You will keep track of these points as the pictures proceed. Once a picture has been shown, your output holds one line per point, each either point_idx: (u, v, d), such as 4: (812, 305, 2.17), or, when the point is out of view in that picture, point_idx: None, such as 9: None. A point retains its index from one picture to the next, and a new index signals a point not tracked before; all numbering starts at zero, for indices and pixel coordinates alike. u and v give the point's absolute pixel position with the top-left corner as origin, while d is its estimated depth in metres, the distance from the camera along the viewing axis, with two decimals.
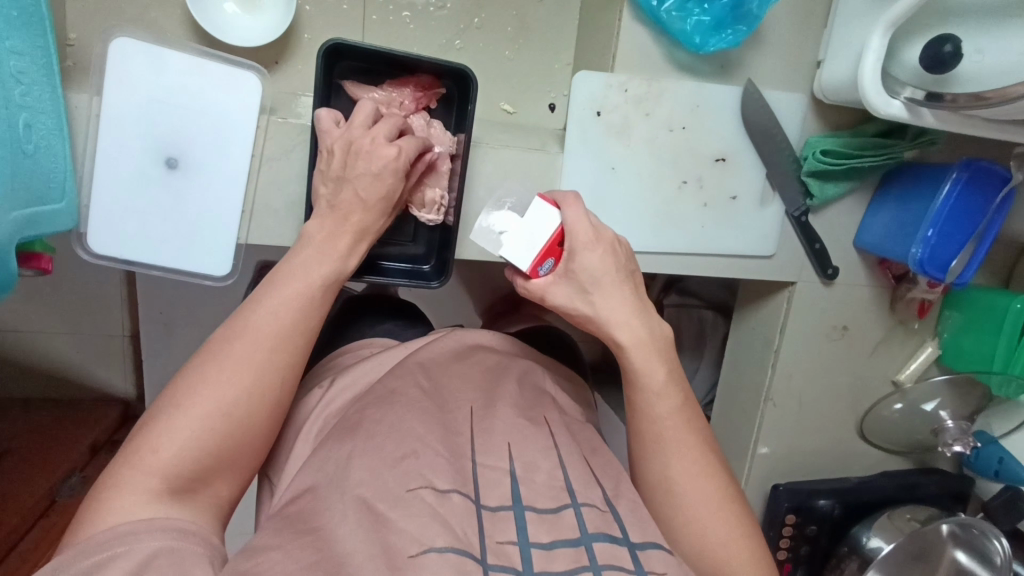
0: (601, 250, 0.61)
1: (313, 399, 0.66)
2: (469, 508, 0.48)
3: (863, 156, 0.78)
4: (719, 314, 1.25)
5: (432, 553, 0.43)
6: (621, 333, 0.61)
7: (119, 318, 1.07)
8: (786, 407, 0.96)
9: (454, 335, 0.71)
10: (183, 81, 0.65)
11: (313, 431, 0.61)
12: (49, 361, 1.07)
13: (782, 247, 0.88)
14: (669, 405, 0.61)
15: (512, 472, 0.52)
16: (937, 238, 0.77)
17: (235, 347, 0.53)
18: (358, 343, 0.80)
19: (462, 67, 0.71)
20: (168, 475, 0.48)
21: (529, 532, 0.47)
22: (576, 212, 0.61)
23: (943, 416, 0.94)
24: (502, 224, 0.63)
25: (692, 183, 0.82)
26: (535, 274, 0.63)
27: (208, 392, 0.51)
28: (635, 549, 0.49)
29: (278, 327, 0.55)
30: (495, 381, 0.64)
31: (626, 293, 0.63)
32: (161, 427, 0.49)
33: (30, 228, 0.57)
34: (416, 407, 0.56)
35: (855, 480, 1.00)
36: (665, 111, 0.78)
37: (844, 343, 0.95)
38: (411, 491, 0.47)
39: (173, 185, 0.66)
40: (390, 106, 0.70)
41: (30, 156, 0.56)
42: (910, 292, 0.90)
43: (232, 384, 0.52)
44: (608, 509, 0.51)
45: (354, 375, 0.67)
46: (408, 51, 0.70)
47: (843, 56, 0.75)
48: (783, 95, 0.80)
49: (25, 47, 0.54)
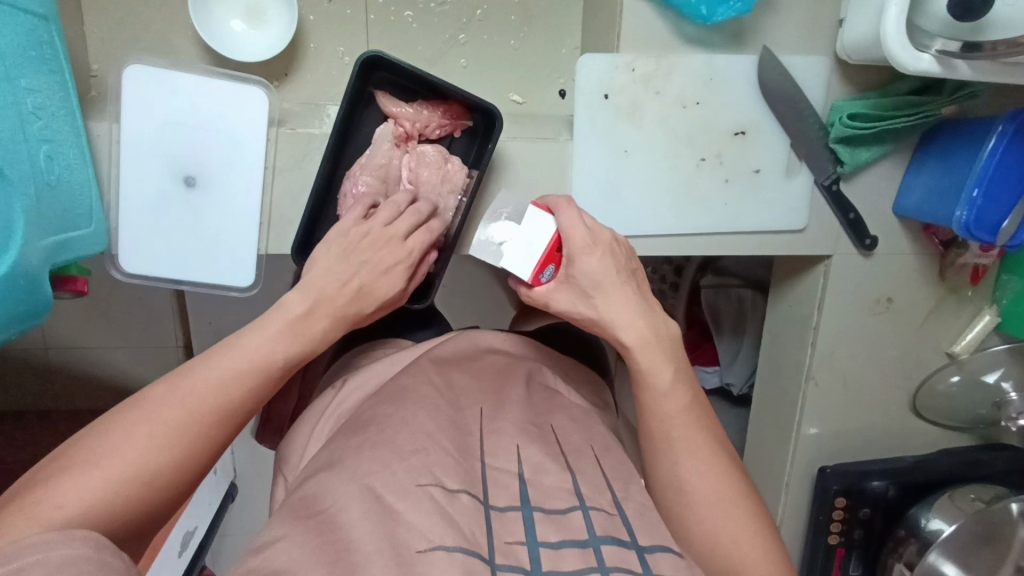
0: (598, 253, 0.62)
1: (326, 399, 0.72)
2: (477, 508, 0.50)
3: (896, 117, 0.73)
4: (757, 292, 1.20)
5: (440, 552, 0.46)
6: (627, 334, 0.61)
7: (171, 330, 1.16)
8: (830, 387, 0.92)
9: (468, 336, 0.76)
10: (193, 101, 0.67)
11: (324, 431, 0.66)
12: (112, 372, 1.17)
13: (814, 220, 0.83)
14: (673, 402, 0.59)
15: (520, 474, 0.54)
16: (984, 198, 0.72)
17: (169, 409, 0.51)
18: (374, 343, 0.82)
19: (489, 106, 0.71)
20: (71, 524, 0.46)
21: (538, 532, 0.50)
22: (570, 215, 0.61)
23: (1005, 387, 0.91)
24: (500, 235, 0.64)
25: (711, 159, 0.78)
26: (535, 282, 0.64)
27: (135, 452, 0.49)
28: (643, 551, 0.50)
29: (224, 400, 0.54)
30: (506, 380, 0.67)
31: (627, 295, 0.62)
32: (74, 479, 0.47)
33: (61, 253, 0.59)
34: (428, 403, 0.59)
35: (909, 461, 0.94)
36: (675, 88, 0.75)
37: (889, 317, 0.90)
38: (420, 486, 0.50)
39: (193, 203, 0.69)
40: (416, 124, 0.72)
41: (53, 185, 0.58)
42: (960, 258, 0.85)
43: (160, 450, 0.50)
44: (617, 510, 0.52)
45: (363, 376, 0.72)
46: (444, 79, 0.70)
47: (865, 12, 0.70)
48: (804, 59, 0.76)
49: (43, 83, 0.57)
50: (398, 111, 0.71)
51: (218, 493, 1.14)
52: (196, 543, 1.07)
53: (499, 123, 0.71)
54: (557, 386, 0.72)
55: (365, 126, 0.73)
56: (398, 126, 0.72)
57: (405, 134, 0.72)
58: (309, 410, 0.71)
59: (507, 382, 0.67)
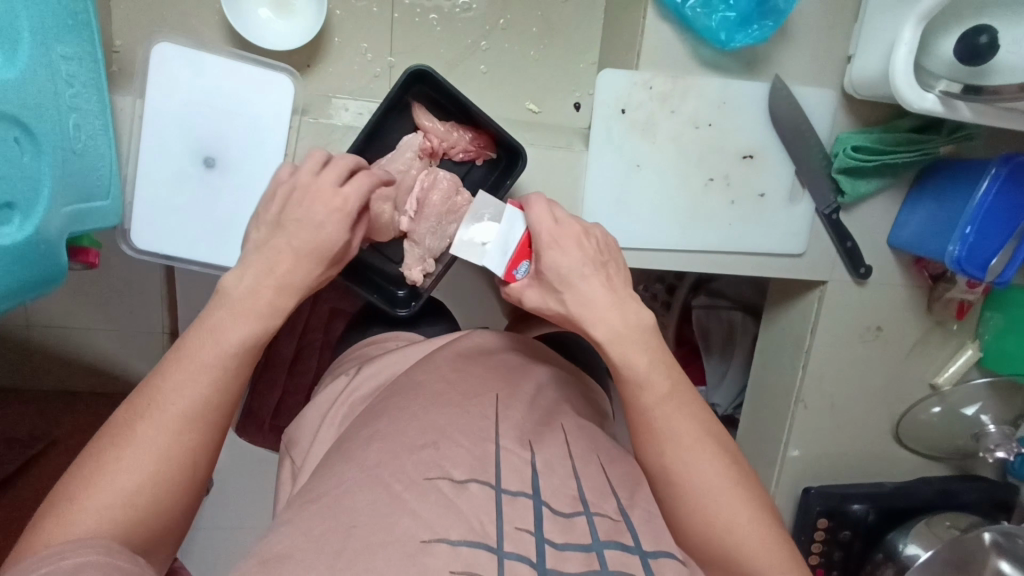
0: (565, 248, 0.62)
1: (338, 385, 0.73)
2: (489, 495, 0.52)
3: (897, 152, 0.77)
4: (748, 316, 1.24)
5: (445, 544, 0.47)
6: (601, 331, 0.62)
7: (159, 316, 1.14)
8: (818, 410, 0.95)
9: (478, 335, 0.77)
10: (218, 83, 0.67)
11: (338, 418, 0.67)
12: (95, 356, 1.15)
13: (813, 246, 0.86)
14: (668, 404, 0.61)
15: (534, 462, 0.55)
16: (976, 236, 0.75)
17: (157, 433, 0.49)
18: (385, 335, 0.83)
19: (516, 144, 0.71)
20: None
21: (545, 527, 0.50)
22: (540, 210, 0.63)
23: (984, 419, 0.94)
24: (482, 236, 0.66)
25: (719, 180, 0.81)
26: (509, 278, 0.66)
27: (117, 477, 0.47)
28: (646, 557, 0.52)
29: (190, 404, 0.50)
30: (515, 379, 0.69)
31: (597, 283, 0.62)
32: (61, 516, 0.45)
33: (77, 223, 0.59)
34: (438, 400, 0.61)
35: (891, 486, 0.97)
36: (690, 109, 0.78)
37: (878, 345, 0.93)
38: (428, 479, 0.52)
39: (211, 183, 0.69)
40: (443, 142, 0.72)
41: (78, 154, 0.57)
42: (947, 292, 0.88)
43: (138, 468, 0.48)
44: (620, 519, 0.54)
45: (376, 366, 0.73)
46: (480, 108, 0.70)
47: (873, 50, 0.73)
48: (813, 91, 0.79)
49: (76, 50, 0.55)
50: (430, 126, 0.72)
51: None
52: None
53: (522, 160, 0.71)
54: (563, 392, 0.73)
55: (393, 133, 0.73)
56: (426, 140, 0.72)
57: (430, 150, 0.72)
58: (320, 395, 0.73)
59: (517, 381, 0.68)
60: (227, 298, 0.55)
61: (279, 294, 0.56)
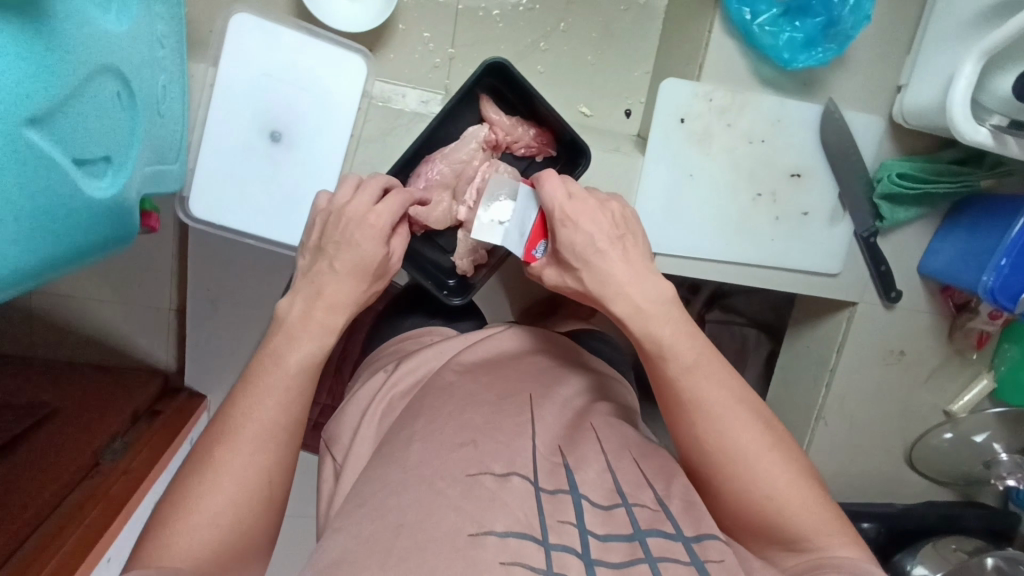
0: (584, 221, 0.61)
1: (377, 379, 0.71)
2: (528, 490, 0.51)
3: (940, 182, 0.79)
4: (762, 332, 1.25)
5: (494, 536, 0.47)
6: (618, 306, 0.60)
7: (167, 291, 1.12)
8: (837, 427, 0.97)
9: (510, 332, 0.76)
10: (293, 58, 0.67)
11: (377, 416, 0.65)
12: (102, 327, 1.13)
13: (847, 267, 0.89)
14: (718, 390, 0.58)
15: (565, 463, 0.55)
16: (1011, 268, 0.77)
17: (240, 459, 0.49)
18: (419, 330, 0.82)
19: (581, 142, 0.71)
20: None
21: (586, 520, 0.51)
22: (553, 183, 0.61)
23: (996, 448, 0.96)
24: (500, 215, 0.66)
25: (766, 196, 0.83)
26: (529, 259, 0.66)
27: (208, 508, 0.47)
28: (690, 542, 0.51)
29: (266, 425, 0.50)
30: (555, 377, 0.69)
31: (612, 258, 0.61)
32: (162, 550, 0.45)
33: (153, 185, 0.59)
34: (473, 399, 0.61)
35: (900, 507, 0.99)
36: (746, 124, 0.79)
37: (900, 368, 0.95)
38: (472, 476, 0.52)
39: (275, 158, 0.69)
40: (508, 134, 0.73)
41: (162, 116, 0.57)
42: (970, 322, 0.91)
43: (228, 498, 0.48)
44: (660, 508, 0.53)
45: (415, 359, 0.71)
46: (548, 103, 0.71)
47: (928, 81, 0.76)
48: (862, 116, 0.81)
49: (165, 11, 0.54)
50: (496, 118, 0.72)
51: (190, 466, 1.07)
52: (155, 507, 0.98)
53: (586, 157, 0.72)
54: (610, 388, 0.73)
55: (458, 124, 0.74)
56: (491, 132, 0.72)
57: (494, 143, 0.73)
58: (360, 390, 0.72)
59: (556, 380, 0.68)
60: (284, 326, 0.55)
61: (329, 309, 0.55)
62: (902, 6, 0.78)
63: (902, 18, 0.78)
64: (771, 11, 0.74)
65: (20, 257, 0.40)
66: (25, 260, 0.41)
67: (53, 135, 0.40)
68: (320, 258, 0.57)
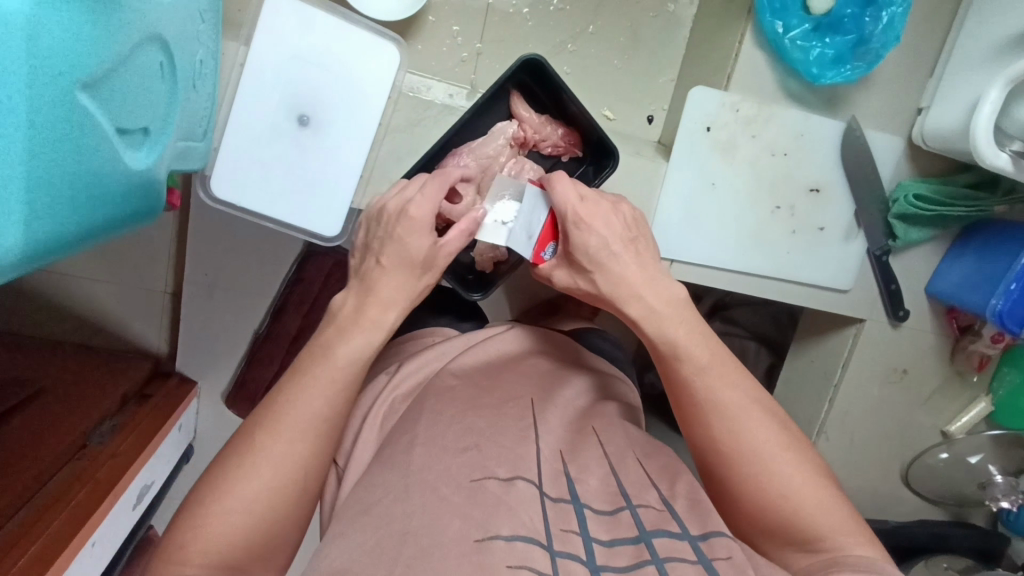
0: (595, 223, 0.60)
1: (377, 384, 0.69)
2: (533, 496, 0.50)
3: (954, 206, 0.80)
4: (762, 345, 1.26)
5: (500, 541, 0.45)
6: (633, 309, 0.60)
7: (163, 273, 1.09)
8: (838, 442, 0.98)
9: (510, 334, 0.74)
10: (328, 42, 0.66)
11: (378, 420, 0.63)
12: (91, 307, 1.09)
13: (859, 284, 0.90)
14: (733, 392, 0.58)
15: (566, 472, 0.53)
16: (1020, 292, 0.79)
17: (280, 442, 0.51)
18: (424, 330, 0.80)
19: (611, 144, 0.72)
20: (213, 560, 0.48)
21: (590, 527, 0.49)
22: (563, 187, 0.60)
23: (991, 470, 0.97)
24: (503, 216, 0.64)
25: (785, 209, 0.83)
26: (537, 261, 0.65)
27: (248, 486, 0.50)
28: (696, 540, 0.49)
29: (311, 412, 0.53)
30: (558, 381, 0.68)
31: (627, 260, 0.61)
32: (207, 519, 0.49)
33: (183, 161, 0.58)
34: (474, 403, 0.59)
35: (894, 524, 1.00)
36: (770, 136, 0.80)
37: (901, 387, 0.96)
38: (475, 481, 0.50)
39: (302, 142, 0.68)
40: (537, 133, 0.73)
41: (196, 91, 0.56)
42: (972, 344, 0.92)
43: (267, 479, 0.50)
44: (665, 507, 0.52)
45: (416, 363, 0.69)
46: (581, 105, 0.72)
47: (950, 106, 0.77)
48: (883, 136, 0.82)
49: None
50: (526, 116, 0.72)
51: (178, 451, 1.05)
52: (149, 498, 0.96)
53: (614, 160, 0.72)
54: (618, 391, 0.73)
55: (487, 119, 0.74)
56: (520, 129, 0.72)
57: (522, 140, 0.73)
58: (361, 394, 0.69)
59: (559, 383, 0.67)
60: (337, 319, 0.58)
61: (381, 306, 0.58)
62: (926, 30, 0.79)
63: (926, 41, 0.79)
64: (803, 27, 0.75)
65: (64, 222, 0.40)
66: (65, 225, 0.40)
67: (100, 99, 0.40)
68: (369, 255, 0.60)
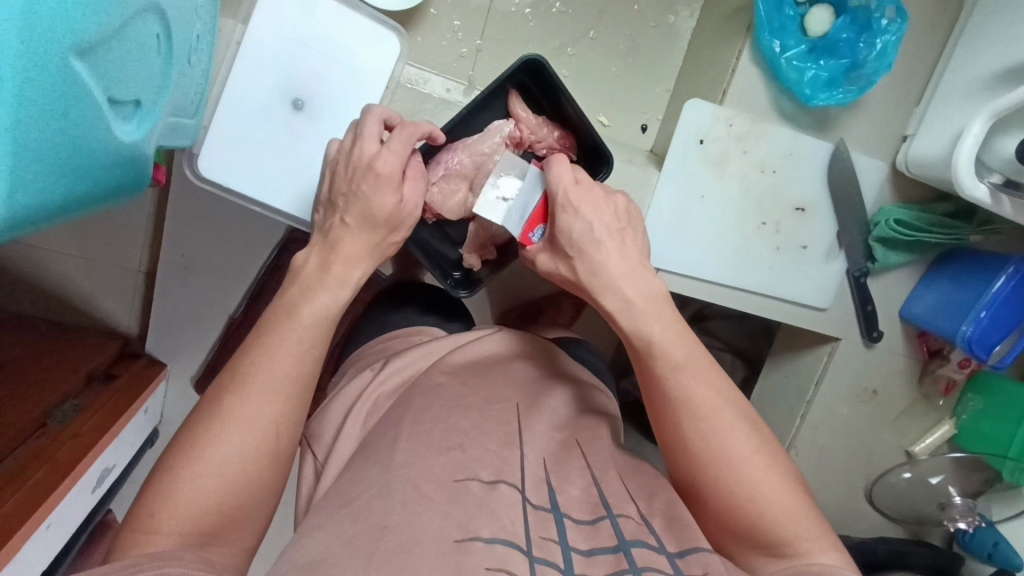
0: (580, 219, 0.58)
1: (361, 380, 0.68)
2: (515, 500, 0.50)
3: (932, 233, 0.83)
4: (737, 358, 1.27)
5: (480, 543, 0.45)
6: (608, 301, 0.59)
7: (139, 251, 1.06)
8: (807, 457, 0.99)
9: (498, 336, 0.73)
10: (328, 28, 0.66)
11: (361, 415, 0.62)
12: (59, 282, 1.06)
13: (836, 303, 0.92)
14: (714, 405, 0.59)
15: (548, 481, 0.53)
16: (988, 321, 0.82)
17: (257, 406, 0.51)
18: (408, 330, 0.79)
19: (607, 151, 0.73)
20: (182, 531, 0.47)
21: (569, 537, 0.49)
22: (559, 168, 0.59)
23: (951, 491, 0.99)
24: (505, 193, 0.64)
25: (770, 225, 0.85)
26: (525, 241, 0.64)
27: (224, 452, 0.49)
28: (673, 557, 0.49)
29: (287, 376, 0.53)
30: (545, 386, 0.68)
31: (607, 249, 0.59)
32: (179, 490, 0.48)
33: (172, 136, 0.57)
34: (462, 401, 0.59)
35: (855, 540, 1.01)
36: (761, 152, 0.81)
37: (871, 406, 0.98)
38: (458, 480, 0.50)
39: (294, 126, 0.67)
40: (535, 134, 0.73)
41: (191, 66, 0.55)
42: (940, 369, 0.95)
43: (245, 444, 0.50)
44: (643, 521, 0.52)
45: (403, 360, 0.68)
46: (580, 109, 0.72)
47: (934, 136, 0.79)
48: (868, 161, 0.84)
49: None
50: (524, 116, 0.72)
51: (142, 434, 1.02)
52: (109, 481, 0.94)
53: (608, 166, 0.73)
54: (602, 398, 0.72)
55: (484, 116, 0.74)
56: (517, 129, 0.72)
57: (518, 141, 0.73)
58: (343, 390, 0.68)
59: (547, 389, 0.67)
60: (298, 279, 0.58)
61: (345, 264, 0.58)
62: (917, 61, 0.81)
63: (915, 70, 0.82)
64: (799, 48, 0.76)
65: (48, 193, 0.39)
66: (49, 193, 0.39)
67: (93, 68, 0.39)
68: (333, 212, 0.60)
